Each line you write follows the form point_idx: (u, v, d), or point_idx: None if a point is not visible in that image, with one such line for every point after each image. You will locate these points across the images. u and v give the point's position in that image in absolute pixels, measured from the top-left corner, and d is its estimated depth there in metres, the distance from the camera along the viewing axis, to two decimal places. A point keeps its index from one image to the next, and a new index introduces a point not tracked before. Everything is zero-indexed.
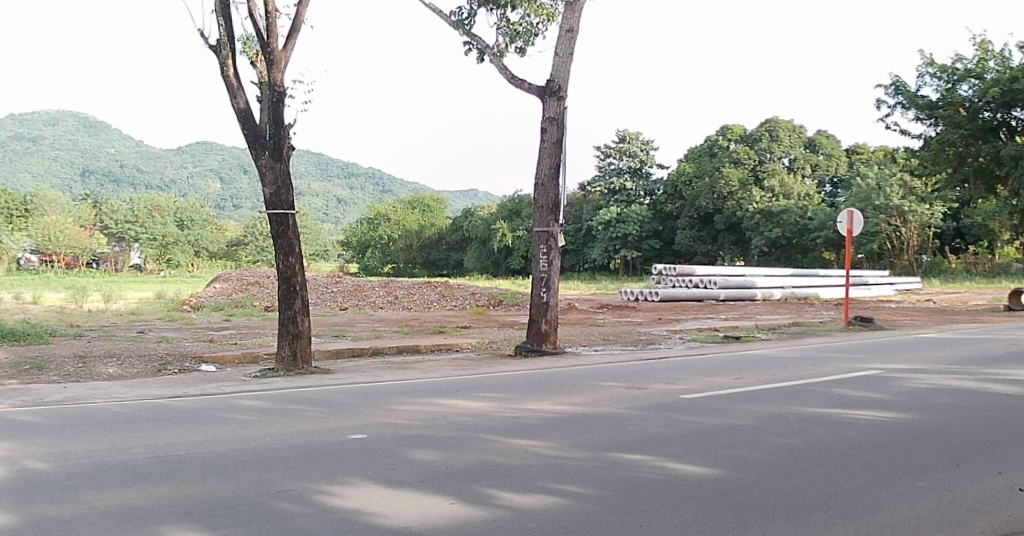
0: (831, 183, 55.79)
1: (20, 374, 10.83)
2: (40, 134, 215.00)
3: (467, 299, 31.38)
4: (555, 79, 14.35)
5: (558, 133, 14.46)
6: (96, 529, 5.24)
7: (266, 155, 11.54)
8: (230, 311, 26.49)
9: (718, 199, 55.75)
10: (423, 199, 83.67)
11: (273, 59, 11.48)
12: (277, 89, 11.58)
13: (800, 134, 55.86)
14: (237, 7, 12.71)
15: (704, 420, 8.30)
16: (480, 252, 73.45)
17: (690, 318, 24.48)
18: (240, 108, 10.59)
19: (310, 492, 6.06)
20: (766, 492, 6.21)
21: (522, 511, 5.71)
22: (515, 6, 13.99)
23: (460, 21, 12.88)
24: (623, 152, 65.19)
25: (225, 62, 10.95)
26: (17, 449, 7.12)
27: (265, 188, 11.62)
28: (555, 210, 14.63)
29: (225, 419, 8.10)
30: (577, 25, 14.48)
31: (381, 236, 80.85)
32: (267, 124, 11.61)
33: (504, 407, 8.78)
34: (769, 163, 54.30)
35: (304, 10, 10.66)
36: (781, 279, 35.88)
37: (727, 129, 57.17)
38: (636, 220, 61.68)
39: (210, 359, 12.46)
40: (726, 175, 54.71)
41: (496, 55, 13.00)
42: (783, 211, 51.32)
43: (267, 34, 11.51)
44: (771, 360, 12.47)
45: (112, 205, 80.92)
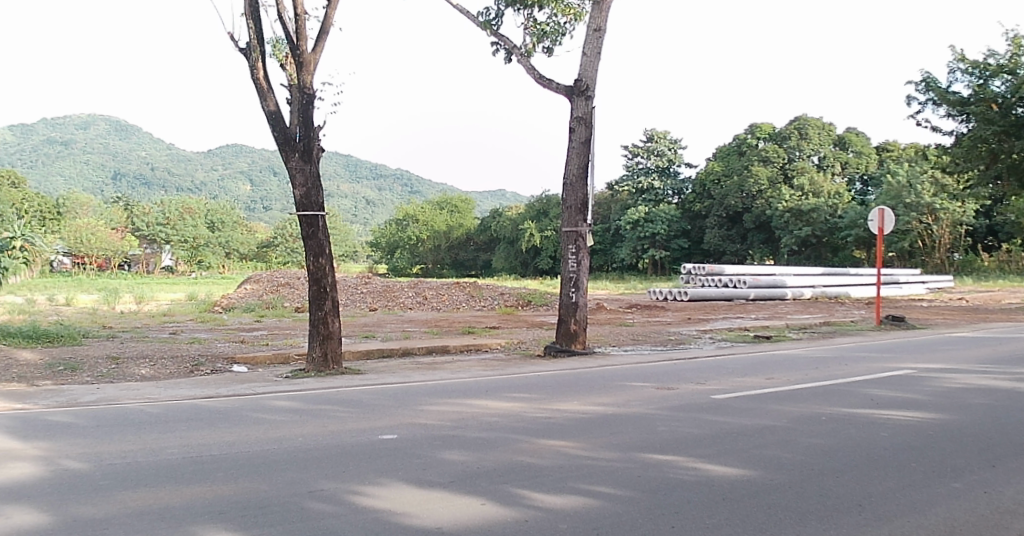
0: (862, 181, 54.95)
1: (56, 374, 10.98)
2: (72, 139, 218.52)
3: (496, 300, 31.40)
4: (583, 78, 14.32)
5: (586, 133, 14.42)
6: (130, 529, 5.29)
7: (296, 156, 11.57)
8: (261, 312, 26.68)
9: (747, 197, 55.38)
10: (451, 199, 83.83)
11: (303, 61, 11.53)
12: (307, 91, 11.60)
13: (830, 131, 55.09)
14: (267, 11, 12.77)
15: (735, 421, 8.24)
16: (508, 252, 73.59)
17: (719, 318, 24.20)
18: (271, 110, 10.63)
19: (342, 493, 6.09)
20: (800, 493, 6.15)
21: (555, 511, 5.71)
22: (542, 6, 13.97)
23: (489, 21, 12.86)
24: (651, 152, 64.85)
25: (255, 64, 11.01)
26: (52, 449, 7.22)
27: (295, 189, 11.67)
28: (583, 210, 14.59)
29: (257, 420, 8.15)
30: (604, 24, 14.43)
31: (409, 236, 80.94)
32: (297, 126, 11.65)
33: (535, 407, 8.77)
34: (799, 161, 53.75)
35: (332, 11, 10.66)
36: (811, 278, 35.52)
37: (756, 127, 56.80)
38: (664, 219, 61.57)
39: (243, 359, 12.59)
40: (754, 174, 54.34)
41: (524, 56, 12.96)
42: (813, 209, 50.89)
43: (296, 36, 11.57)
44: (802, 361, 12.32)
45: (144, 208, 81.95)
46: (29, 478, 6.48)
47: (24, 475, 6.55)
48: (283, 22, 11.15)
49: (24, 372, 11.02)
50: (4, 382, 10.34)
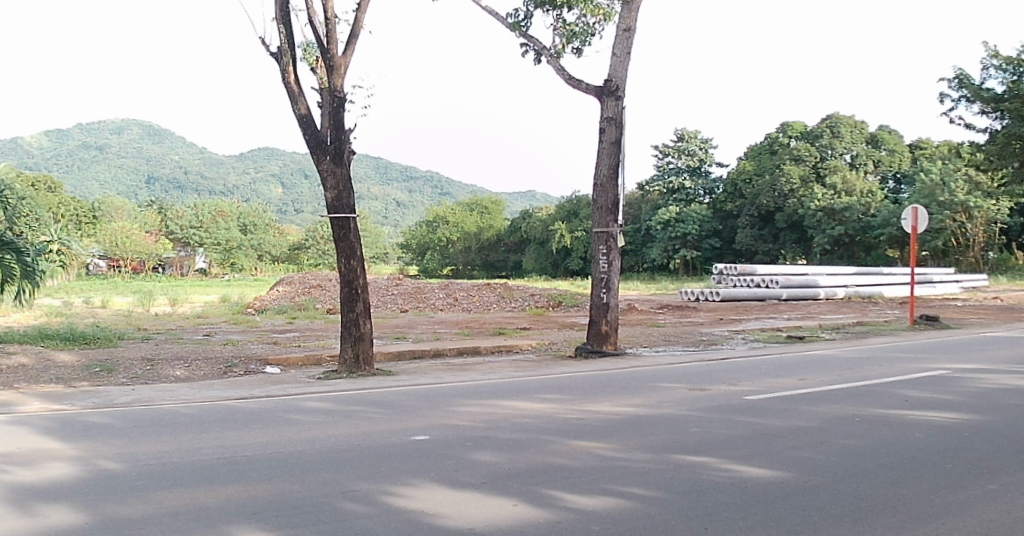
0: (895, 179, 54.16)
1: (91, 376, 11.12)
2: (106, 143, 221.83)
3: (526, 301, 31.42)
4: (612, 78, 14.28)
5: (616, 133, 14.36)
6: (165, 529, 5.34)
7: (327, 159, 11.62)
8: (293, 314, 26.82)
9: (779, 197, 54.84)
10: (481, 200, 84.07)
11: (334, 64, 11.58)
12: (338, 94, 11.65)
13: (862, 130, 54.44)
14: (297, 14, 12.85)
15: (768, 422, 8.17)
16: (539, 253, 73.60)
17: (751, 318, 23.94)
18: (302, 114, 10.67)
19: (375, 493, 6.12)
20: (834, 495, 6.09)
21: (586, 512, 5.70)
22: (571, 7, 13.95)
23: (518, 22, 12.85)
24: (682, 152, 64.98)
25: (286, 68, 11.09)
26: (89, 449, 7.32)
27: (326, 192, 11.73)
28: (614, 211, 14.53)
29: (290, 421, 8.21)
30: (634, 24, 14.37)
31: (440, 238, 81.36)
32: (328, 129, 11.70)
33: (566, 409, 8.75)
34: (831, 159, 53.09)
35: (363, 15, 10.70)
36: (844, 277, 35.17)
37: (788, 125, 56.42)
38: (696, 220, 61.24)
39: (275, 361, 12.67)
40: (786, 172, 53.80)
41: (553, 56, 12.94)
42: (846, 208, 50.28)
43: (326, 40, 11.63)
44: (835, 361, 12.20)
45: (177, 212, 83.00)
46: (66, 478, 6.58)
47: (62, 475, 6.65)
48: (314, 25, 11.20)
49: (60, 373, 11.18)
50: (42, 383, 10.50)
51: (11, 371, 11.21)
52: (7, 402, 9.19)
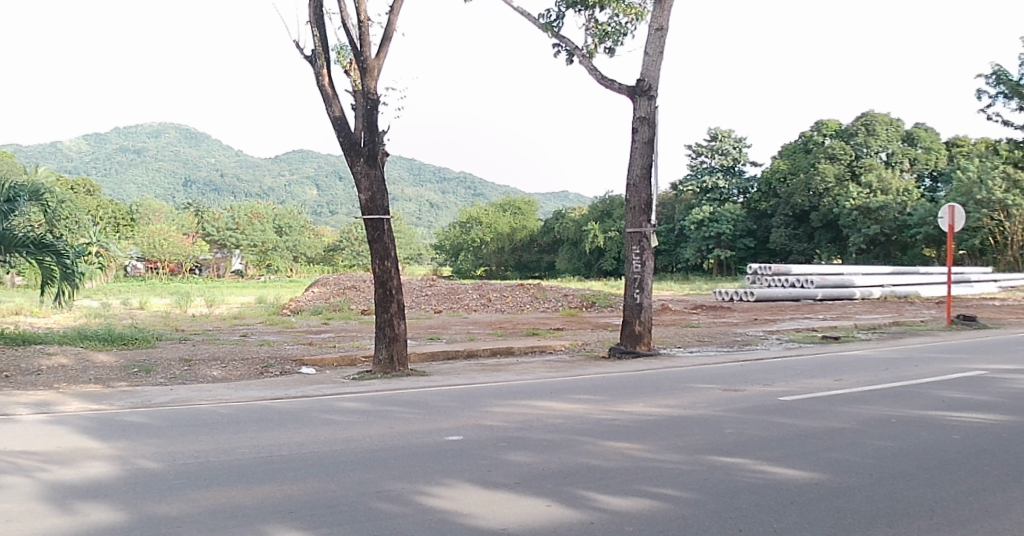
0: (931, 177, 53.21)
1: (129, 376, 11.28)
2: (141, 146, 225.17)
3: (559, 301, 31.42)
4: (645, 78, 14.24)
5: (649, 133, 14.30)
6: (203, 528, 5.39)
7: (361, 161, 11.69)
8: (329, 315, 27.03)
9: (814, 196, 54.39)
10: (515, 201, 84.22)
11: (367, 67, 11.64)
12: (371, 97, 11.72)
13: (898, 126, 53.74)
14: (330, 18, 12.93)
15: (802, 423, 8.10)
16: (572, 253, 73.49)
17: (786, 319, 23.66)
18: (336, 116, 10.73)
19: (410, 493, 6.15)
20: (870, 497, 6.02)
21: (620, 513, 5.68)
22: (603, 7, 13.92)
23: (550, 23, 12.84)
24: (715, 151, 64.45)
25: (321, 71, 11.17)
26: (128, 448, 7.43)
27: (360, 194, 11.80)
28: (647, 211, 14.48)
29: (325, 421, 8.28)
30: (667, 23, 14.30)
31: (473, 239, 81.81)
32: (362, 131, 11.76)
33: (599, 409, 8.73)
34: (867, 158, 52.22)
35: (396, 17, 10.74)
36: (880, 277, 34.77)
37: (823, 124, 56.19)
38: (729, 219, 60.99)
39: (310, 361, 12.78)
40: (821, 171, 53.32)
41: (586, 56, 12.90)
42: (882, 207, 49.39)
43: (360, 43, 11.70)
44: (870, 362, 12.05)
45: (214, 213, 83.89)
46: (105, 477, 6.68)
47: (102, 474, 6.75)
48: (347, 29, 11.28)
49: (99, 374, 11.34)
50: (82, 384, 10.67)
51: (52, 371, 11.42)
52: (48, 402, 9.37)
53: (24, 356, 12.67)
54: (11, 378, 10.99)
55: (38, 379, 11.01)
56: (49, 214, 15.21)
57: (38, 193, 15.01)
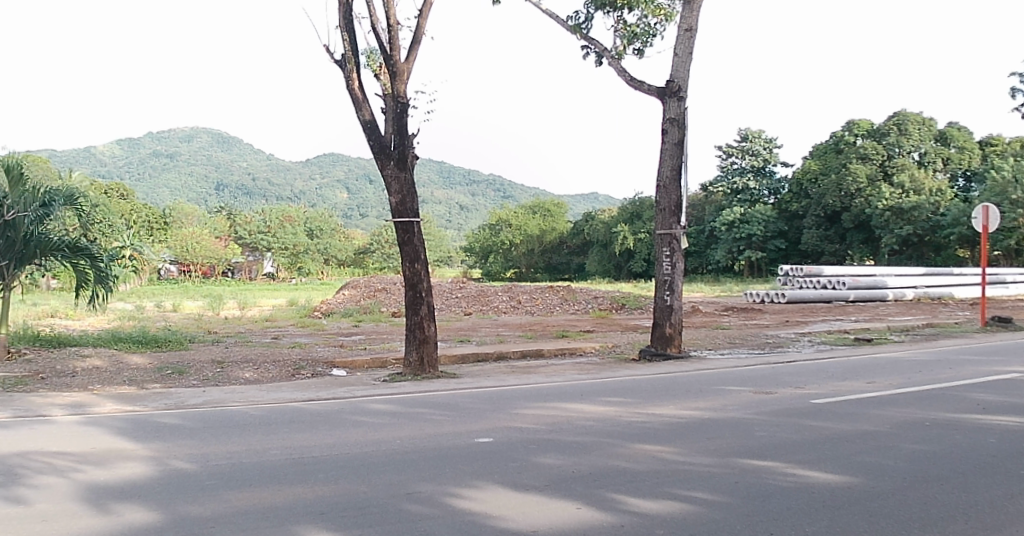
0: (965, 177, 52.42)
1: (163, 378, 11.41)
2: (171, 151, 227.98)
3: (589, 303, 31.36)
4: (674, 79, 14.18)
5: (679, 134, 14.24)
6: (235, 530, 5.44)
7: (391, 164, 11.74)
8: (359, 317, 27.13)
9: (845, 197, 53.84)
10: (544, 203, 84.24)
11: (397, 71, 11.69)
12: (401, 100, 11.77)
13: (930, 126, 52.92)
14: (359, 22, 12.99)
15: (835, 426, 8.02)
16: (602, 256, 73.32)
17: (817, 321, 23.49)
18: (366, 120, 10.78)
19: (441, 495, 6.16)
20: (903, 501, 5.95)
21: (650, 516, 5.66)
22: (632, 8, 13.89)
23: (579, 25, 12.83)
24: (746, 152, 64.14)
25: (351, 75, 11.24)
26: (162, 449, 7.52)
27: (391, 197, 11.85)
28: (678, 212, 14.43)
29: (356, 423, 8.31)
30: (696, 24, 14.24)
31: (503, 241, 82.00)
32: (392, 135, 11.80)
33: (629, 411, 8.71)
34: (899, 158, 51.68)
35: (425, 21, 10.76)
36: (913, 278, 34.39)
37: (854, 123, 55.66)
38: (761, 220, 60.81)
39: (342, 363, 12.87)
40: (853, 172, 52.81)
41: (614, 59, 12.87)
42: (914, 208, 48.73)
43: (390, 47, 11.75)
44: (903, 364, 11.89)
45: (246, 217, 84.65)
46: (139, 477, 6.76)
47: (136, 474, 6.84)
48: (377, 33, 11.34)
49: (133, 376, 11.49)
50: (116, 386, 10.79)
51: (88, 373, 11.58)
52: (84, 403, 9.51)
53: (59, 359, 12.75)
54: (47, 380, 11.16)
55: (73, 380, 11.18)
56: (83, 219, 15.26)
57: (73, 198, 14.94)
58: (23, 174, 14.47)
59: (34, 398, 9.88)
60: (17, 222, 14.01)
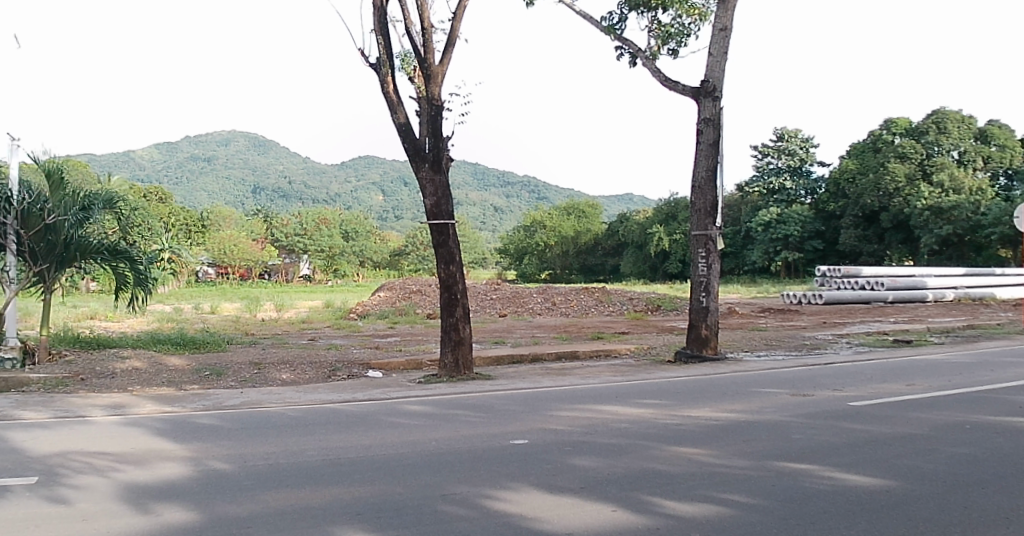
0: (1007, 176, 51.55)
1: (201, 379, 11.56)
2: (205, 155, 230.93)
3: (624, 304, 31.32)
4: (709, 79, 14.10)
5: (714, 134, 14.15)
6: (272, 529, 5.49)
7: (426, 167, 11.79)
8: (394, 319, 27.38)
9: (884, 196, 53.14)
10: (579, 205, 84.30)
11: (431, 73, 11.74)
12: (435, 103, 11.82)
13: (970, 124, 52.33)
14: (394, 25, 13.08)
15: (874, 428, 7.92)
16: (637, 256, 73.07)
17: (855, 322, 23.14)
18: (401, 122, 10.83)
19: (477, 497, 6.17)
20: (943, 505, 5.85)
21: (685, 519, 5.62)
22: (666, 8, 13.82)
23: (613, 26, 12.79)
24: (782, 152, 63.87)
25: (386, 79, 11.32)
26: (201, 450, 7.62)
27: (426, 199, 11.90)
28: (713, 213, 14.35)
29: (392, 424, 8.35)
30: (731, 23, 14.14)
31: (538, 243, 82.24)
32: (426, 137, 11.85)
33: (665, 414, 8.65)
34: (938, 156, 50.92)
35: (460, 23, 10.79)
36: (953, 279, 33.88)
37: (892, 121, 54.95)
38: (798, 220, 60.31)
39: (378, 365, 12.95)
40: (891, 171, 52.09)
41: (649, 59, 12.80)
42: (954, 207, 47.94)
43: (424, 49, 11.81)
44: (943, 366, 11.70)
45: (283, 220, 85.52)
46: (177, 477, 6.85)
47: (175, 474, 6.93)
48: (411, 36, 11.40)
49: (172, 377, 11.65)
50: (154, 387, 10.94)
51: (127, 374, 11.80)
52: (124, 404, 9.66)
53: (99, 360, 12.98)
54: (87, 381, 11.37)
55: (114, 381, 11.39)
56: (122, 223, 15.48)
57: (112, 202, 15.15)
58: (64, 179, 14.70)
59: (74, 399, 10.08)
60: (58, 226, 14.24)
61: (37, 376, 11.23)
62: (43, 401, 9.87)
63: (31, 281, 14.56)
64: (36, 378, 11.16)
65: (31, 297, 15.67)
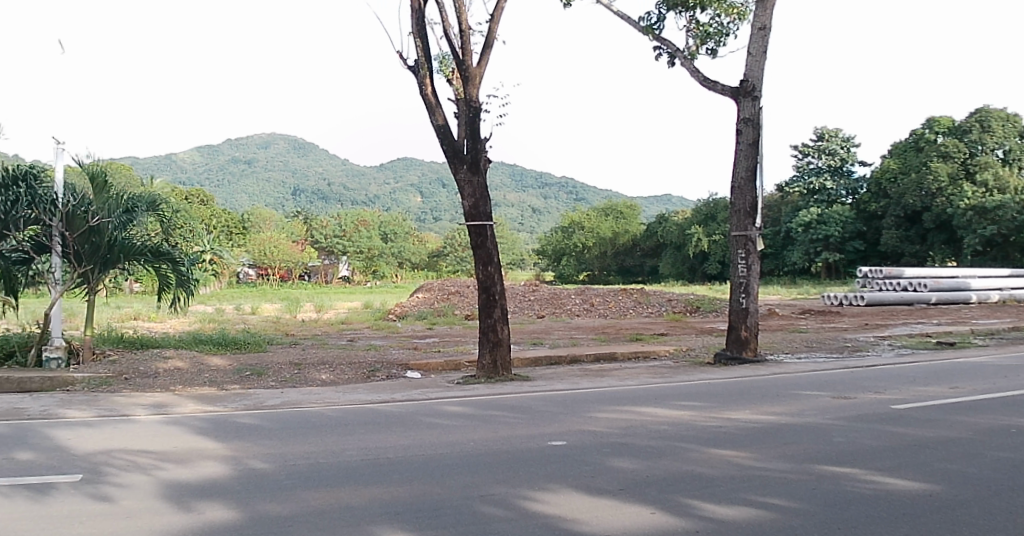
0: None
1: (242, 379, 11.72)
2: (240, 158, 233.70)
3: (663, 306, 31.20)
4: (748, 78, 14.00)
5: (754, 134, 14.06)
6: (312, 528, 5.55)
7: (464, 168, 11.85)
8: (433, 320, 27.50)
9: (926, 196, 52.20)
10: (617, 206, 84.24)
11: (469, 75, 11.80)
12: (473, 104, 11.87)
13: (1015, 123, 51.68)
14: (432, 28, 13.17)
15: (918, 432, 7.81)
16: (676, 258, 72.64)
17: (897, 324, 22.83)
18: (440, 124, 10.89)
19: (515, 498, 6.18)
20: (987, 511, 5.74)
21: (725, 522, 5.58)
22: (705, 7, 13.75)
23: (651, 26, 12.75)
24: (822, 151, 63.31)
25: (424, 81, 11.39)
26: (242, 449, 7.73)
27: (464, 200, 11.95)
28: (753, 214, 14.24)
29: (431, 425, 8.39)
30: (770, 22, 14.02)
31: (576, 244, 82.35)
32: (465, 139, 11.91)
33: (706, 416, 8.60)
34: (982, 155, 50.25)
35: (498, 25, 10.83)
36: (998, 281, 33.24)
37: (934, 120, 54.01)
38: (838, 220, 59.64)
39: (417, 366, 13.02)
40: (934, 171, 51.15)
41: (687, 59, 12.74)
42: (998, 207, 46.91)
43: (462, 51, 11.87)
44: (987, 369, 11.51)
45: (322, 221, 86.66)
46: (218, 476, 6.93)
47: (216, 473, 7.02)
48: (449, 38, 11.46)
49: (214, 377, 11.81)
50: (196, 387, 11.11)
51: (169, 374, 12.00)
52: (167, 404, 9.83)
53: (142, 360, 13.21)
54: (130, 380, 11.57)
55: (157, 380, 11.59)
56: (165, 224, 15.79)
57: (154, 204, 15.47)
58: (107, 182, 14.99)
59: (119, 398, 10.26)
60: (101, 228, 14.52)
61: (81, 375, 11.44)
62: (88, 400, 10.07)
63: (75, 282, 14.83)
64: (80, 378, 11.37)
65: (76, 299, 15.99)
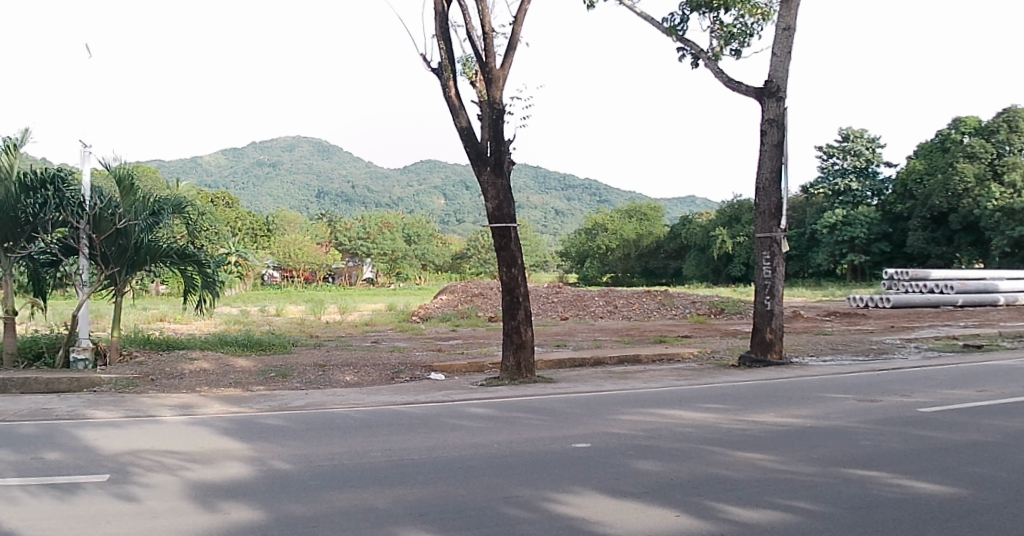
0: None
1: (267, 380, 11.82)
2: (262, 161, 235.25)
3: (686, 308, 31.13)
4: (773, 79, 13.93)
5: (778, 135, 13.99)
6: (337, 529, 5.59)
7: (488, 170, 11.88)
8: (457, 322, 27.56)
9: (953, 196, 51.55)
10: (640, 207, 85.32)
11: (492, 77, 11.83)
12: (496, 106, 11.89)
13: None
14: (456, 31, 13.22)
15: (946, 436, 7.74)
16: (699, 260, 72.27)
17: (924, 326, 22.64)
18: (463, 126, 10.93)
19: (539, 500, 6.19)
20: (1015, 516, 5.68)
21: (750, 525, 5.57)
22: (728, 8, 13.70)
23: (675, 27, 12.72)
24: (847, 152, 62.85)
25: (448, 83, 11.43)
26: (267, 449, 7.80)
27: (488, 203, 11.99)
28: (778, 215, 14.16)
29: (455, 426, 8.42)
30: (794, 22, 13.95)
31: (600, 246, 82.47)
32: (488, 141, 11.94)
33: (730, 419, 8.57)
34: (1010, 155, 49.70)
35: (521, 27, 10.84)
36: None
37: (960, 121, 53.59)
38: (864, 222, 59.11)
39: (440, 367, 13.07)
40: (960, 171, 50.47)
41: (710, 59, 12.70)
42: None
43: (486, 54, 11.90)
44: (1014, 372, 11.39)
45: (346, 224, 87.33)
46: (244, 477, 6.99)
47: (241, 474, 7.09)
48: (472, 40, 11.50)
49: (239, 378, 11.92)
50: (222, 387, 11.24)
51: (195, 375, 12.13)
52: (193, 404, 9.94)
53: (168, 360, 13.41)
54: (156, 381, 11.70)
55: (183, 381, 11.74)
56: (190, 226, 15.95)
57: (180, 207, 15.65)
58: (134, 184, 15.02)
59: (146, 399, 10.39)
60: (128, 230, 14.62)
61: (108, 376, 11.60)
62: (116, 401, 10.22)
63: (103, 283, 14.97)
64: (108, 378, 11.52)
65: (103, 299, 16.18)
